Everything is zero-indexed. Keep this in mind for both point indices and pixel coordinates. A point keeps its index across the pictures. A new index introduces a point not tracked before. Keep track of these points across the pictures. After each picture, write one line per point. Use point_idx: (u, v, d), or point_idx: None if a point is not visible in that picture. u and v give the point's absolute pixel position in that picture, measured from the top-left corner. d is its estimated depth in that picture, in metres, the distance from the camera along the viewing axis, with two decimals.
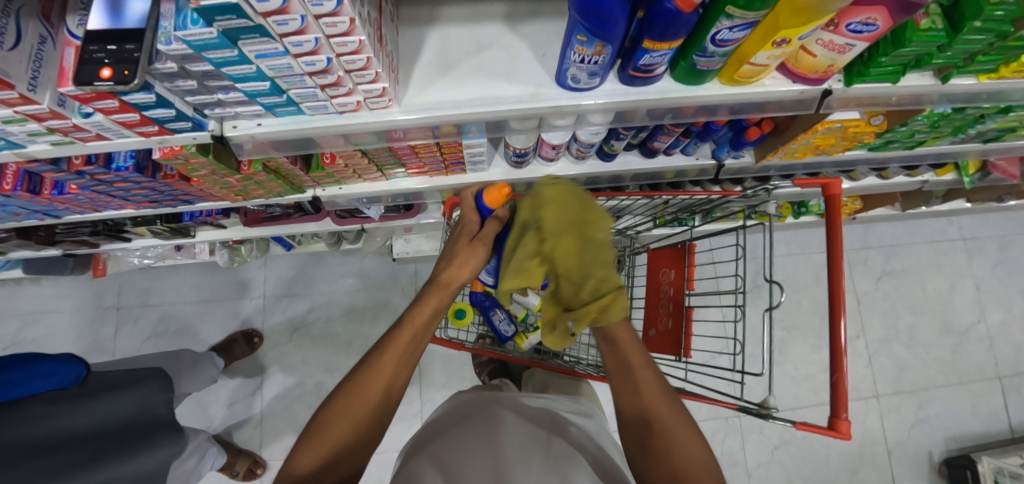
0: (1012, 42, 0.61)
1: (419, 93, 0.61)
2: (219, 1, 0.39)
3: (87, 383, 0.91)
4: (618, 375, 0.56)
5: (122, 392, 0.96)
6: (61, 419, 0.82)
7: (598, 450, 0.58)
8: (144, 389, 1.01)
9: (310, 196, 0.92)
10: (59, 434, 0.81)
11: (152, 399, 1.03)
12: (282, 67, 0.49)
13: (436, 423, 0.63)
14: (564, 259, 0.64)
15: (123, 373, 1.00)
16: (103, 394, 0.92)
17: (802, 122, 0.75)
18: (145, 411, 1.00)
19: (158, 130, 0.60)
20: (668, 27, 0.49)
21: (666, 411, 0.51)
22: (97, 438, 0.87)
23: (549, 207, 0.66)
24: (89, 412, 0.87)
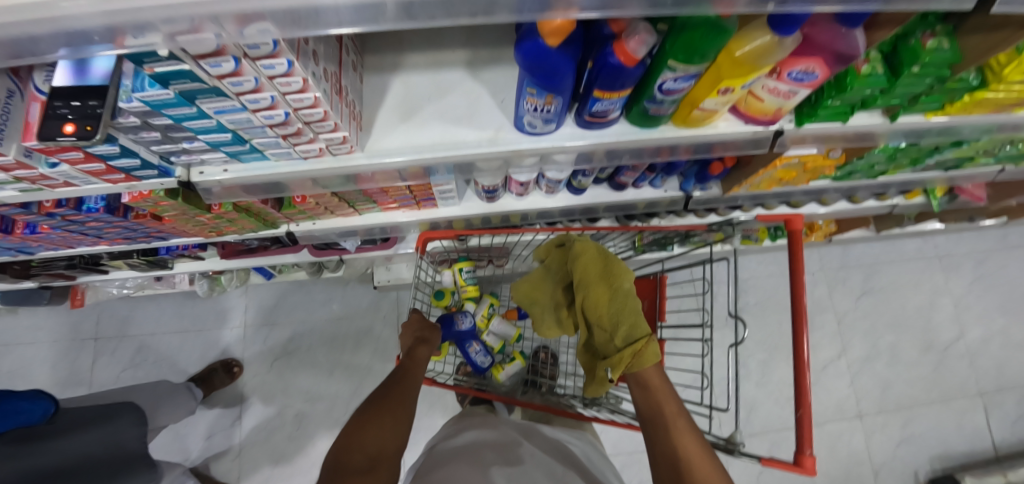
0: (953, 83, 0.62)
1: (381, 138, 0.63)
2: (172, 66, 0.40)
3: (55, 421, 0.89)
4: (654, 426, 0.56)
5: (91, 429, 0.94)
6: (33, 458, 0.80)
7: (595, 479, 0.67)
8: (114, 426, 0.99)
9: (284, 231, 0.93)
10: (30, 473, 0.79)
11: (122, 435, 1.01)
12: (241, 121, 0.51)
13: (447, 447, 0.68)
14: (599, 307, 0.69)
15: (93, 410, 0.98)
16: (71, 432, 0.90)
17: (762, 157, 0.77)
18: (113, 448, 0.98)
19: (125, 177, 0.61)
20: (615, 78, 0.51)
21: (702, 461, 0.51)
22: (64, 478, 0.85)
23: (586, 259, 0.73)
24: (57, 450, 0.85)
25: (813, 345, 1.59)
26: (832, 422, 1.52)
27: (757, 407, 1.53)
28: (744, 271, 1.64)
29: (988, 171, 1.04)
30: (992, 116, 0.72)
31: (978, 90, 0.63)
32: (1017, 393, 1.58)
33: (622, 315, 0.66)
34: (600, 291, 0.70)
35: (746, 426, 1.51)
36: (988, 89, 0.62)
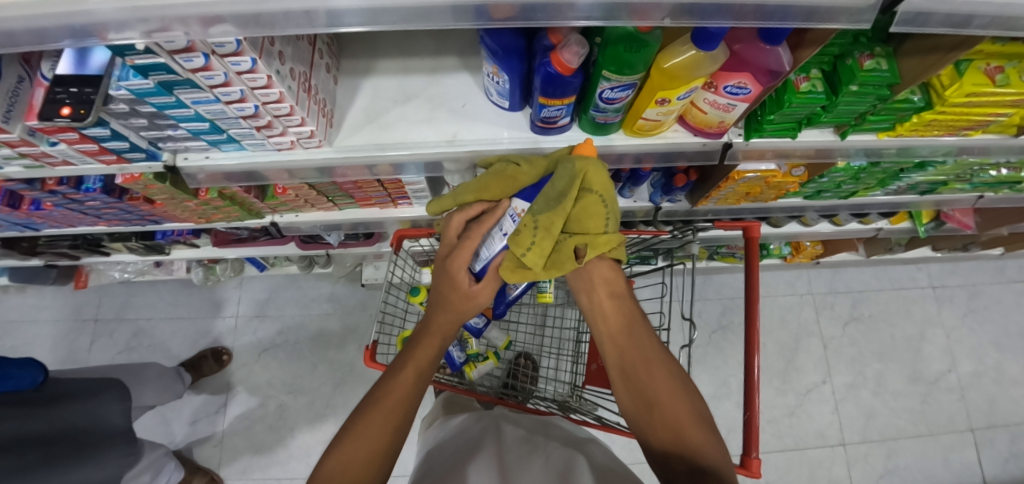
0: (896, 103, 0.62)
1: (348, 136, 0.67)
2: (147, 59, 0.46)
3: (44, 389, 0.94)
4: (618, 337, 0.62)
5: (75, 401, 0.99)
6: (15, 422, 0.84)
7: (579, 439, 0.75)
8: (99, 399, 1.04)
9: (268, 222, 0.98)
10: (12, 436, 0.84)
11: (106, 409, 1.06)
12: (216, 112, 0.56)
13: (445, 442, 0.75)
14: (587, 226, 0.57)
15: (83, 382, 1.04)
16: (57, 402, 0.95)
17: (721, 170, 0.79)
18: (96, 421, 1.03)
19: (116, 158, 0.66)
20: (555, 87, 0.55)
21: (666, 394, 0.56)
22: (41, 444, 0.89)
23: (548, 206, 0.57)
24: (40, 417, 0.90)
25: (798, 368, 1.56)
26: (813, 449, 1.49)
27: (735, 427, 1.51)
28: (729, 290, 1.63)
29: (965, 197, 1.00)
30: (946, 138, 0.70)
31: (924, 111, 0.63)
32: (1008, 430, 1.53)
33: (590, 214, 0.57)
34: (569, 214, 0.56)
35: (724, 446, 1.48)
36: (934, 110, 0.62)
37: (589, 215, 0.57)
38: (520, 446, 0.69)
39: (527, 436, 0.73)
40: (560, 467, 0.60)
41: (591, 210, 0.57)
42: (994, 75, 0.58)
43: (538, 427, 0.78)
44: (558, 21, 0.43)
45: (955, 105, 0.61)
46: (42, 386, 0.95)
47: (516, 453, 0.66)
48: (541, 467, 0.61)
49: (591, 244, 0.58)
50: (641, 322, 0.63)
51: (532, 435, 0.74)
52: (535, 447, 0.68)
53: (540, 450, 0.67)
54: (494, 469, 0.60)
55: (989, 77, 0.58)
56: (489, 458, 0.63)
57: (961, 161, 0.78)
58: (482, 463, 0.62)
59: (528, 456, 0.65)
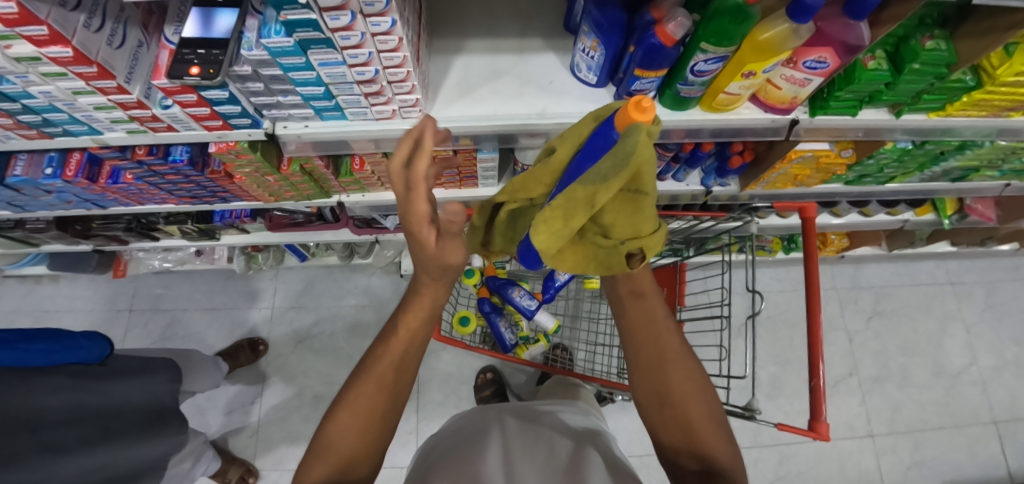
0: (951, 83, 0.68)
1: (444, 108, 0.72)
2: (301, 17, 0.49)
3: (108, 364, 0.95)
4: (637, 333, 0.59)
5: (136, 378, 0.99)
6: (85, 394, 0.85)
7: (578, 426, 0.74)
8: (156, 377, 1.04)
9: (335, 201, 1.02)
10: (80, 409, 0.84)
11: (162, 389, 1.06)
12: (338, 75, 0.60)
13: (448, 429, 0.74)
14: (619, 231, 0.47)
15: (139, 361, 1.04)
16: (120, 376, 0.95)
17: (778, 150, 0.84)
18: (151, 400, 1.02)
19: (221, 125, 0.70)
20: (654, 58, 0.60)
21: (685, 391, 0.53)
22: (107, 416, 0.89)
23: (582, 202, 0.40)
24: (106, 391, 0.90)
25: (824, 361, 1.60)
26: (843, 440, 1.52)
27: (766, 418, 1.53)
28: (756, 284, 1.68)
29: (993, 185, 1.07)
30: (990, 119, 0.77)
31: (974, 91, 0.70)
32: None
33: (630, 218, 0.45)
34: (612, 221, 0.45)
35: (756, 437, 1.50)
36: (983, 90, 0.68)
37: (637, 216, 0.45)
38: (523, 434, 0.67)
39: (530, 424, 0.70)
40: (563, 463, 0.59)
41: (643, 213, 0.44)
42: None
43: (535, 413, 0.76)
44: None
45: (1003, 85, 0.67)
46: (107, 362, 0.95)
47: (519, 443, 0.64)
48: (544, 464, 0.60)
49: (640, 244, 0.47)
50: (663, 318, 0.60)
51: (537, 423, 0.71)
52: (538, 436, 0.67)
53: (544, 442, 0.66)
54: (497, 463, 0.59)
55: None
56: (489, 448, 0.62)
57: (999, 144, 0.85)
58: (479, 455, 0.60)
59: (531, 448, 0.63)
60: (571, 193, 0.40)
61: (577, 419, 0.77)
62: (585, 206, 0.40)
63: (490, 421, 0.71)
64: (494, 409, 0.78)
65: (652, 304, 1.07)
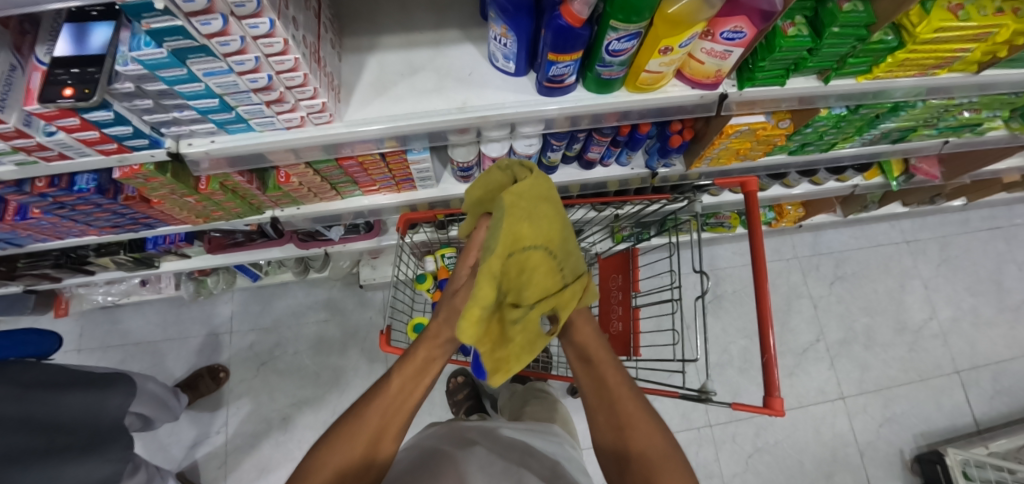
0: (873, 44, 0.67)
1: (358, 110, 0.68)
2: (166, 24, 0.44)
3: (57, 378, 0.94)
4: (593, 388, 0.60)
5: (81, 392, 0.96)
6: (10, 406, 0.81)
7: (557, 465, 0.69)
8: (108, 392, 1.02)
9: (269, 217, 0.97)
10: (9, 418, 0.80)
11: (114, 405, 1.03)
12: (229, 84, 0.55)
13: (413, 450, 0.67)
14: (542, 239, 0.55)
15: (88, 377, 1.02)
16: (70, 390, 0.94)
17: (714, 124, 0.83)
18: (96, 415, 0.98)
19: (117, 148, 0.64)
20: (565, 41, 0.57)
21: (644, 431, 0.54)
22: (53, 430, 0.87)
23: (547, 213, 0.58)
24: (51, 403, 0.89)
25: (792, 330, 1.62)
26: (816, 405, 1.54)
27: (741, 392, 1.55)
28: (721, 261, 1.69)
29: (933, 143, 1.09)
30: (919, 78, 0.77)
31: (897, 51, 0.69)
32: (990, 369, 1.63)
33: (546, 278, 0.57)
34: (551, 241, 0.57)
35: (732, 412, 1.51)
36: (905, 49, 0.68)
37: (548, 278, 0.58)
38: (496, 463, 0.61)
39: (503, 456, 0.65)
40: None
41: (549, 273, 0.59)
42: (956, 12, 0.64)
43: (493, 431, 0.76)
44: None
45: (925, 43, 0.67)
46: (54, 375, 0.95)
47: (490, 471, 0.58)
48: None
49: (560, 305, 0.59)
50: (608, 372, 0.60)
51: (509, 457, 0.66)
52: (511, 467, 0.61)
53: (516, 473, 0.59)
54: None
55: (952, 13, 0.64)
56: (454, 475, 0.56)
57: (931, 103, 0.86)
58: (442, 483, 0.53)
59: (501, 476, 0.58)
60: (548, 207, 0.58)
61: (556, 456, 0.73)
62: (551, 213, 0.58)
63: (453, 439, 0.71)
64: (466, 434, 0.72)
65: (610, 292, 1.06)
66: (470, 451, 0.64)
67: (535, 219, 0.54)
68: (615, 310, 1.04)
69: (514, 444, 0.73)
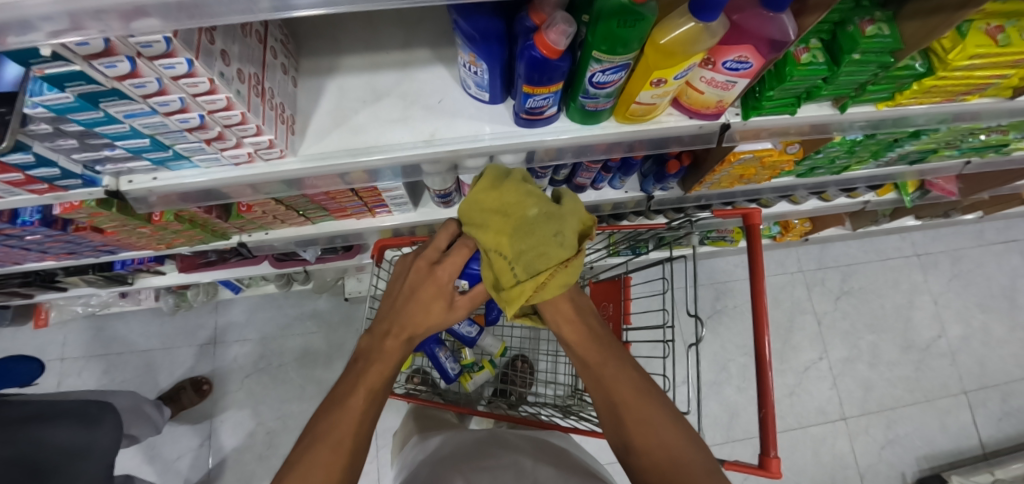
0: (897, 71, 0.59)
1: (315, 143, 0.61)
2: (61, 69, 0.38)
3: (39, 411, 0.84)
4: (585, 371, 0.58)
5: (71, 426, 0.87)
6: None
7: (572, 458, 0.69)
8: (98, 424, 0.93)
9: (236, 243, 0.91)
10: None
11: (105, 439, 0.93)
12: (156, 125, 0.48)
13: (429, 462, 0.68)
14: (490, 242, 0.59)
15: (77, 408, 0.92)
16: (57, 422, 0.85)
17: (716, 152, 0.76)
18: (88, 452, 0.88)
19: (49, 187, 0.58)
20: (541, 73, 0.50)
21: (643, 406, 0.52)
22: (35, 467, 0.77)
23: (482, 231, 0.60)
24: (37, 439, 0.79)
25: (794, 347, 1.56)
26: (816, 426, 1.49)
27: (738, 412, 1.49)
28: (720, 274, 1.62)
29: (953, 163, 1.01)
30: (945, 104, 0.70)
31: (925, 78, 0.61)
32: (999, 390, 1.57)
33: (503, 275, 0.58)
34: (503, 244, 0.58)
35: (728, 432, 1.47)
36: (935, 77, 0.59)
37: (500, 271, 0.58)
38: (509, 468, 0.60)
39: (516, 456, 0.65)
40: None
41: (497, 266, 0.58)
42: (995, 35, 0.56)
43: (495, 438, 0.72)
44: None
45: (956, 70, 0.59)
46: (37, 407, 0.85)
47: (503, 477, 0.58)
48: None
49: (508, 300, 0.58)
50: (595, 353, 0.58)
51: (521, 456, 0.65)
52: (525, 468, 0.60)
53: (530, 473, 0.59)
54: None
55: (991, 37, 0.56)
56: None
57: (955, 127, 0.79)
58: None
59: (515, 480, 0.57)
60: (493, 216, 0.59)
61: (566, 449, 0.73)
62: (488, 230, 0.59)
63: (456, 455, 0.67)
64: (475, 441, 0.71)
65: (600, 321, 1.00)
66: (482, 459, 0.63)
67: (496, 219, 0.59)
68: None
69: (526, 442, 0.72)
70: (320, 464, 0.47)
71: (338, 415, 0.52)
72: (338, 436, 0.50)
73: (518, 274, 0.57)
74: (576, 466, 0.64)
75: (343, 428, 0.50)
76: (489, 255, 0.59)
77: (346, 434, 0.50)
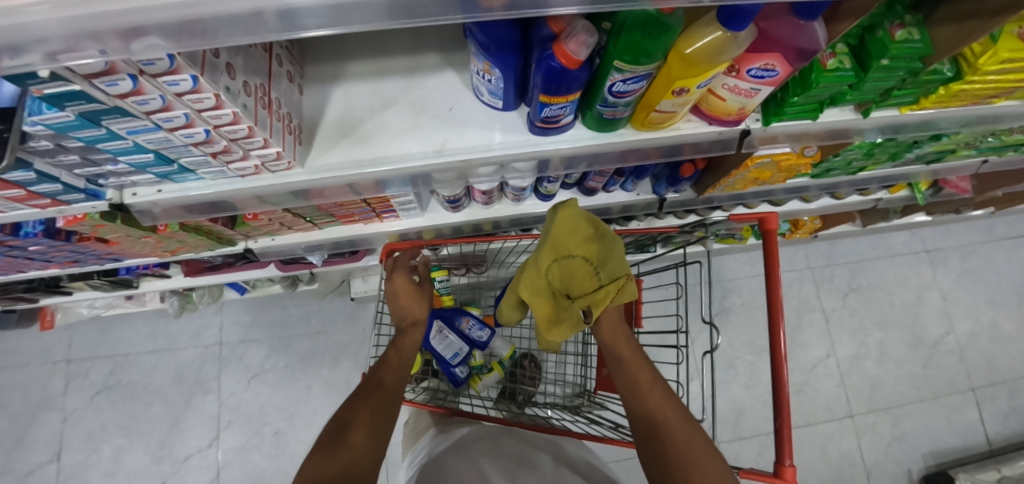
0: (925, 76, 0.57)
1: (322, 154, 0.59)
2: (60, 88, 0.36)
3: None
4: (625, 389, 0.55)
5: None
6: None
7: (588, 465, 0.68)
8: None
9: (242, 249, 0.90)
10: None
11: None
12: (160, 140, 0.47)
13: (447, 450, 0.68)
14: (577, 248, 0.63)
15: None
16: None
17: (733, 158, 0.74)
18: None
19: (52, 202, 0.56)
20: (558, 83, 0.48)
21: (678, 419, 0.50)
22: None
23: (565, 231, 0.63)
24: None
25: (802, 345, 1.56)
26: (822, 423, 1.49)
27: (746, 410, 1.50)
28: (728, 271, 1.61)
29: (970, 162, 0.99)
30: (969, 107, 0.68)
31: (952, 83, 0.59)
32: (1006, 387, 1.57)
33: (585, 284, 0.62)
34: (589, 251, 0.63)
35: (735, 430, 1.47)
36: (963, 81, 0.58)
37: (576, 277, 0.62)
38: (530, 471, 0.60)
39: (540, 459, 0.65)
40: None
41: (576, 271, 0.62)
42: None
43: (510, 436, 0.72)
44: (543, 10, 0.36)
45: (987, 74, 0.57)
46: None
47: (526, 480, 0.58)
48: None
49: (592, 302, 0.59)
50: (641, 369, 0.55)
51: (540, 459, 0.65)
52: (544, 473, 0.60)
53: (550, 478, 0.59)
54: None
55: None
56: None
57: (976, 129, 0.78)
58: None
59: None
60: (574, 224, 0.63)
61: (583, 455, 0.72)
62: (574, 235, 0.63)
63: (473, 450, 0.65)
64: (492, 438, 0.71)
65: None
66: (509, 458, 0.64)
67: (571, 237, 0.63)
68: None
69: (543, 445, 0.71)
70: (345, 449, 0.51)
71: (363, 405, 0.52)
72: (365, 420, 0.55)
73: (602, 280, 0.61)
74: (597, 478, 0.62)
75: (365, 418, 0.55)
76: (575, 260, 0.62)
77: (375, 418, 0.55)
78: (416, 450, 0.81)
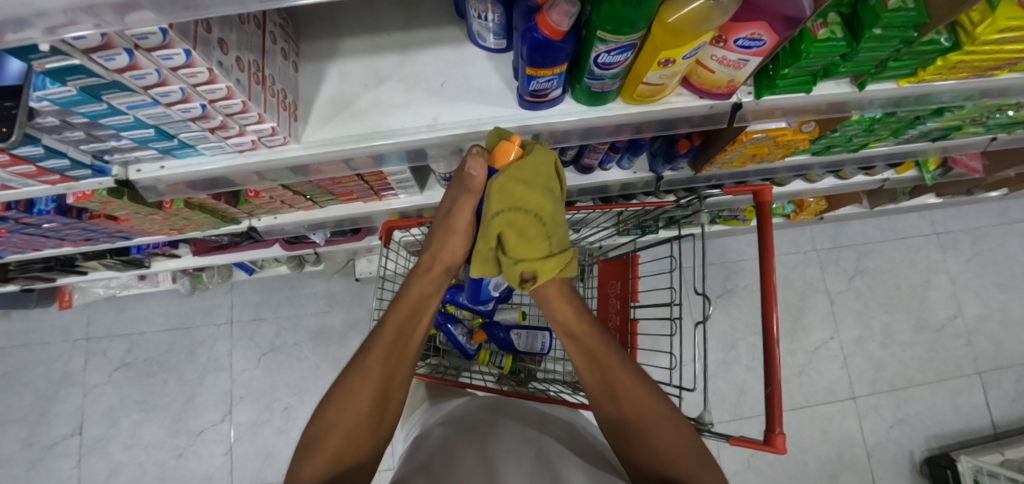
0: (921, 46, 0.56)
1: (318, 129, 0.61)
2: (61, 63, 0.38)
3: None
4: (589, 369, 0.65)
5: None
6: None
7: (578, 429, 0.70)
8: None
9: (246, 227, 0.93)
10: None
11: None
12: (159, 116, 0.49)
13: (442, 422, 0.70)
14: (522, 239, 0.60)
15: None
16: None
17: (727, 133, 0.73)
18: None
19: (60, 178, 0.59)
20: (543, 55, 0.48)
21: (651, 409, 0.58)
22: None
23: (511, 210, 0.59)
24: None
25: (805, 326, 1.56)
26: (824, 405, 1.50)
27: (746, 391, 1.51)
28: (732, 253, 1.60)
29: (979, 140, 0.97)
30: (971, 80, 0.67)
31: (949, 53, 0.58)
32: (1014, 371, 1.56)
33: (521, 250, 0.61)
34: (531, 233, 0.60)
35: (735, 410, 1.49)
36: (961, 52, 0.56)
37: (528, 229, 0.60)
38: (516, 435, 0.63)
39: (524, 425, 0.67)
40: (551, 462, 0.55)
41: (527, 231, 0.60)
42: None
43: (504, 406, 0.75)
44: None
45: (986, 44, 0.55)
46: None
47: (510, 444, 0.60)
48: (532, 461, 0.55)
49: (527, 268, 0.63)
50: (605, 354, 0.64)
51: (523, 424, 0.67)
52: (530, 437, 0.62)
53: (535, 442, 0.61)
54: (474, 461, 0.54)
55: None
56: (473, 451, 0.57)
57: (982, 104, 0.76)
58: (463, 463, 0.54)
59: (522, 447, 0.59)
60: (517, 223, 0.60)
61: (572, 421, 0.74)
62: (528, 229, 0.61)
63: (464, 424, 0.67)
64: (485, 409, 0.73)
65: (608, 299, 1.04)
66: (498, 425, 0.66)
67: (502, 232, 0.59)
68: (612, 319, 1.02)
69: (532, 413, 0.73)
70: (331, 427, 0.54)
71: (353, 380, 0.58)
72: (361, 374, 0.59)
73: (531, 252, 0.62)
74: (581, 445, 0.62)
75: (373, 358, 0.60)
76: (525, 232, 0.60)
77: (372, 369, 0.59)
78: (410, 423, 0.83)
